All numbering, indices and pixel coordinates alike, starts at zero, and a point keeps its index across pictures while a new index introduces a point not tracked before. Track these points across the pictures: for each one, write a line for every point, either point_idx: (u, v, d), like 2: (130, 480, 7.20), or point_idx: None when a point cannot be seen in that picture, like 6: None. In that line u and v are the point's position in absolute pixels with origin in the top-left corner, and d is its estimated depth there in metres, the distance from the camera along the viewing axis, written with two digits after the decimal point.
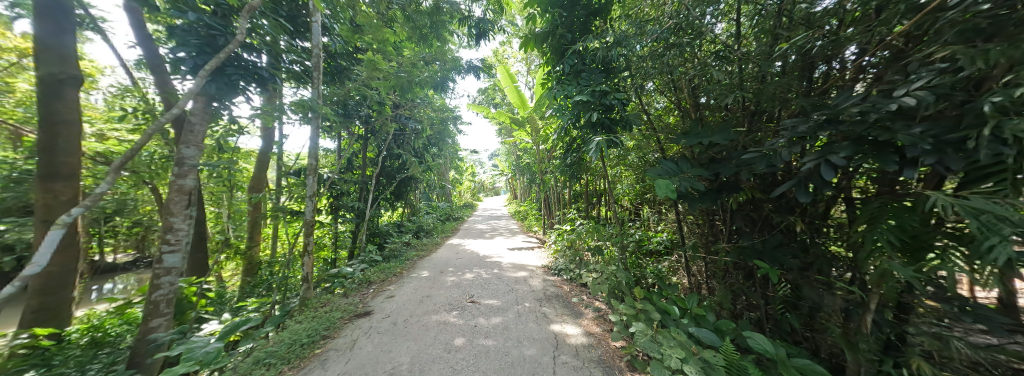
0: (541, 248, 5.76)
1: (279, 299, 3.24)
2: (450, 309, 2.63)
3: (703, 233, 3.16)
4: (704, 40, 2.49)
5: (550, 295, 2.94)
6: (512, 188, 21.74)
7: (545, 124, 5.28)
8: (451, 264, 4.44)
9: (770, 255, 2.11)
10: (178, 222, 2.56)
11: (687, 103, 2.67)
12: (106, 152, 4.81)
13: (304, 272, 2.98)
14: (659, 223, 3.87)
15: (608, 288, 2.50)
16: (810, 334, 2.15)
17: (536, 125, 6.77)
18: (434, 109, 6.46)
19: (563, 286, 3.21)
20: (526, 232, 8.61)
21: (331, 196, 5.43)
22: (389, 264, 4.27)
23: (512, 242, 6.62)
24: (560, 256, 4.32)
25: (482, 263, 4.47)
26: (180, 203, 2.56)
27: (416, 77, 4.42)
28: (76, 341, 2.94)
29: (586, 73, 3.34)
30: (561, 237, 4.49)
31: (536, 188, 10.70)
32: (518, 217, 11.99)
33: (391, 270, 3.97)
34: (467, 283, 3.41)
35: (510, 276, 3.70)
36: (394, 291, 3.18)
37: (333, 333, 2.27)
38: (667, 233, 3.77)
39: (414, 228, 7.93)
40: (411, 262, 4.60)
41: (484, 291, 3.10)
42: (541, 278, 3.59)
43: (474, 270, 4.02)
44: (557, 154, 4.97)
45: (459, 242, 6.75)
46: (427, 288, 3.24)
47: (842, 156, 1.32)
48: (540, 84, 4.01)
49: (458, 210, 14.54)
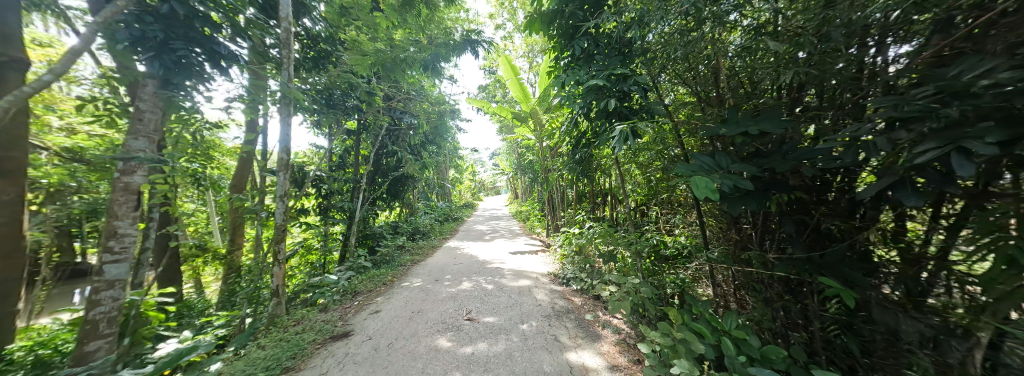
0: (546, 252, 5.36)
1: (252, 314, 2.85)
2: (444, 330, 2.25)
3: (732, 238, 2.77)
4: (743, 11, 2.09)
5: (559, 311, 2.56)
6: (513, 188, 21.35)
7: (550, 118, 4.90)
8: (448, 270, 4.06)
9: (836, 269, 1.57)
10: (124, 226, 2.22)
11: (716, 90, 2.28)
12: (73, 147, 4.43)
13: (274, 282, 2.62)
14: (678, 226, 3.48)
15: (630, 306, 2.13)
16: (875, 364, 1.78)
17: (539, 120, 6.39)
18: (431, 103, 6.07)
19: (574, 299, 2.83)
20: (528, 233, 8.22)
21: (318, 195, 5.06)
22: (379, 271, 3.90)
23: (513, 245, 6.24)
24: (567, 262, 3.94)
25: (481, 269, 4.09)
26: (127, 204, 2.22)
27: (402, 54, 3.94)
28: (18, 361, 2.57)
29: (600, 57, 2.96)
30: (568, 240, 4.10)
31: (538, 187, 10.31)
32: (519, 218, 11.60)
33: (380, 279, 3.59)
34: (464, 294, 3.04)
35: (512, 285, 3.32)
36: (380, 305, 2.79)
37: (299, 363, 1.88)
38: (686, 238, 3.39)
39: (411, 229, 7.55)
40: (404, 268, 4.21)
41: (484, 305, 2.72)
42: (547, 289, 3.21)
43: (473, 277, 3.64)
44: (563, 150, 4.59)
45: (458, 245, 6.36)
46: (418, 301, 2.86)
47: (996, 141, 0.90)
48: (546, 72, 3.63)
49: (458, 210, 14.15)
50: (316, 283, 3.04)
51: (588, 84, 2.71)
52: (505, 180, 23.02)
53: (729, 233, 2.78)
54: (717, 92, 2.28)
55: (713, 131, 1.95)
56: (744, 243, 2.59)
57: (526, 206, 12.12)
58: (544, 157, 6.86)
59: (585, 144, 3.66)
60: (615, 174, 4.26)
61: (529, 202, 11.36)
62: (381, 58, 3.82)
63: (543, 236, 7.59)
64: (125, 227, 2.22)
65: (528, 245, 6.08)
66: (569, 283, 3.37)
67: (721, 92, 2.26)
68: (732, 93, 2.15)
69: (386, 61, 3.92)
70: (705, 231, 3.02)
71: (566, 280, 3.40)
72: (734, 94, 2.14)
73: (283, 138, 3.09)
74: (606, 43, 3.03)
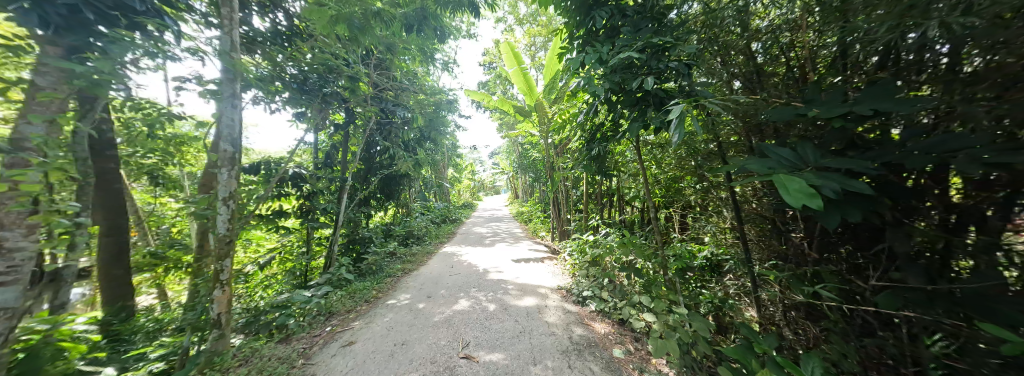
0: (553, 259, 4.84)
1: (199, 343, 2.33)
2: (430, 374, 1.75)
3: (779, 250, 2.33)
4: None
5: (578, 344, 2.06)
6: (513, 188, 20.89)
7: (558, 111, 4.38)
8: (442, 282, 3.56)
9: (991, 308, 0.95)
10: (15, 238, 1.91)
11: (773, 70, 1.84)
12: None
13: (214, 310, 2.31)
14: (711, 233, 3.02)
15: (677, 347, 1.64)
16: None
17: (544, 114, 5.88)
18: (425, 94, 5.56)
19: (594, 327, 2.33)
20: (532, 236, 7.71)
21: (298, 195, 4.53)
22: (363, 285, 3.38)
23: (516, 250, 5.74)
24: (580, 274, 3.44)
25: (481, 281, 3.58)
26: (17, 211, 1.90)
27: (376, 9, 2.99)
28: None
29: (626, 29, 2.42)
30: (581, 249, 3.60)
31: (541, 187, 9.83)
32: (521, 219, 11.11)
33: (363, 295, 3.09)
34: (461, 317, 2.53)
35: (517, 305, 2.82)
36: (356, 334, 2.31)
37: None
38: (723, 248, 2.89)
39: (404, 232, 7.00)
40: (394, 280, 3.70)
41: (484, 334, 2.22)
42: (560, 311, 2.69)
43: (471, 293, 3.13)
44: (573, 146, 4.08)
45: (456, 250, 5.83)
46: (404, 328, 2.34)
47: None
48: (556, 54, 3.10)
49: (457, 211, 13.60)
50: (280, 304, 2.51)
51: (615, 62, 2.16)
52: (505, 180, 22.46)
53: (778, 247, 2.29)
54: (774, 72, 1.84)
55: (785, 112, 1.46)
56: (799, 260, 2.11)
57: (529, 207, 11.57)
58: (549, 154, 6.34)
59: (605, 139, 3.14)
60: (633, 172, 3.76)
61: (531, 203, 10.80)
62: (346, 16, 2.86)
63: (548, 240, 7.05)
64: (15, 240, 1.92)
65: (532, 251, 5.55)
66: (584, 302, 2.86)
67: (779, 74, 1.81)
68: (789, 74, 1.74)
69: (353, 20, 2.96)
70: (745, 241, 2.54)
71: (581, 298, 2.90)
72: (794, 75, 1.71)
73: (228, 127, 2.53)
74: (633, 14, 2.49)
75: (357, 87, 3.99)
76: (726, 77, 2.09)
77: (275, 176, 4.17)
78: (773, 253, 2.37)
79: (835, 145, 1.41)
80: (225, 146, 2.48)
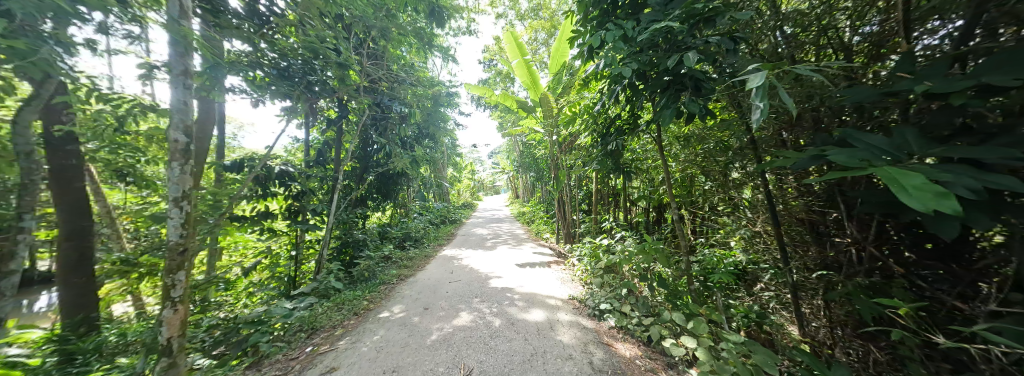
0: (560, 263, 4.51)
1: (160, 368, 2.01)
2: None
3: (821, 255, 2.07)
4: None
5: (603, 373, 1.75)
6: (513, 188, 20.59)
7: (565, 104, 4.06)
8: (441, 291, 3.24)
9: None
10: None
11: (821, 52, 1.61)
12: None
13: (164, 334, 2.07)
14: (740, 237, 2.73)
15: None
16: None
17: (549, 110, 5.57)
18: (423, 88, 5.25)
19: (618, 348, 2.02)
20: (536, 238, 7.39)
21: (286, 195, 4.21)
22: (352, 295, 3.05)
23: (520, 253, 5.41)
24: (593, 282, 3.12)
25: (484, 289, 3.27)
26: None
27: None
28: None
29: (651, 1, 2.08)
30: (594, 255, 3.29)
31: (543, 187, 9.53)
32: (523, 219, 10.78)
33: (351, 307, 2.77)
34: (462, 335, 2.22)
35: (525, 319, 2.51)
36: (340, 357, 1.99)
37: None
38: (755, 253, 2.59)
39: (401, 235, 6.66)
40: (388, 287, 3.39)
41: (490, 358, 1.91)
42: (575, 326, 2.38)
43: (473, 304, 2.81)
44: (583, 140, 3.75)
45: (456, 253, 5.50)
46: (396, 350, 2.03)
47: None
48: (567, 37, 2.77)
49: (456, 211, 13.15)
50: (254, 320, 2.17)
51: (642, 39, 1.82)
52: (506, 179, 22.08)
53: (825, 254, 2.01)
54: (813, 59, 1.64)
55: (870, 92, 1.15)
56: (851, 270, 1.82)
57: (530, 208, 11.22)
58: (553, 152, 6.02)
59: (621, 133, 2.83)
60: (650, 170, 3.46)
61: (534, 203, 10.48)
62: None
63: (553, 243, 6.71)
64: None
65: (537, 255, 5.23)
66: (601, 315, 2.55)
67: (826, 56, 1.59)
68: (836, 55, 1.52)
69: None
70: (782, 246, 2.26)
71: (597, 311, 2.59)
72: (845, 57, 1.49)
73: (179, 112, 2.19)
74: None
75: (347, 77, 3.66)
76: (768, 58, 1.82)
77: (261, 175, 3.85)
78: (817, 262, 2.08)
79: (941, 132, 1.07)
80: (177, 134, 2.15)
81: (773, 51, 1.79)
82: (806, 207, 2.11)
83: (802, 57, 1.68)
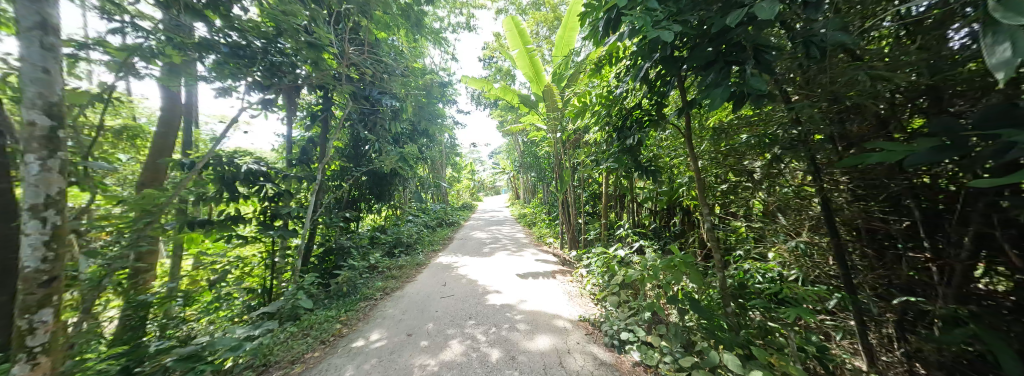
0: (566, 274, 4.06)
1: None
2: None
3: (890, 271, 1.66)
4: None
5: None
6: (512, 189, 20.14)
7: (572, 95, 3.64)
8: (429, 310, 2.80)
9: None
10: None
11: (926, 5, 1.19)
12: None
13: None
14: (782, 246, 2.31)
15: None
16: None
17: (552, 105, 5.13)
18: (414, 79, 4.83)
19: None
20: (538, 243, 6.94)
21: (259, 197, 3.78)
22: (324, 316, 2.60)
23: (522, 260, 4.96)
24: (606, 299, 2.68)
25: (479, 307, 2.83)
26: None
27: None
28: None
29: None
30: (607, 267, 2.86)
31: (545, 188, 9.08)
32: (524, 222, 10.30)
33: (318, 335, 2.33)
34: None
35: (528, 351, 2.05)
36: None
37: None
38: (804, 269, 2.18)
39: (392, 240, 6.20)
40: (367, 305, 2.94)
41: None
42: (588, 361, 1.94)
43: (466, 329, 2.37)
44: (594, 135, 3.32)
45: (452, 261, 5.05)
46: None
47: None
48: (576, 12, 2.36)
49: (454, 213, 12.68)
50: (187, 357, 1.74)
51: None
52: (506, 180, 21.60)
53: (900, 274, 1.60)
54: (902, 19, 1.24)
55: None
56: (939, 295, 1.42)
57: (532, 210, 10.72)
58: (556, 151, 5.59)
59: (642, 125, 2.40)
60: (671, 169, 3.02)
61: (536, 205, 10.01)
62: None
63: (557, 248, 6.23)
64: None
65: (540, 262, 4.78)
66: (619, 345, 2.11)
67: (931, 13, 1.17)
68: (938, 15, 1.12)
69: None
70: (839, 260, 1.83)
71: (615, 341, 2.13)
72: (945, 18, 1.10)
73: (37, 83, 1.82)
74: None
75: (322, 61, 3.19)
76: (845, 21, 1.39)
77: (227, 175, 3.42)
78: (887, 282, 1.69)
79: None
80: (32, 113, 1.79)
81: (856, 10, 1.36)
82: (864, 210, 1.70)
83: (892, 15, 1.27)
